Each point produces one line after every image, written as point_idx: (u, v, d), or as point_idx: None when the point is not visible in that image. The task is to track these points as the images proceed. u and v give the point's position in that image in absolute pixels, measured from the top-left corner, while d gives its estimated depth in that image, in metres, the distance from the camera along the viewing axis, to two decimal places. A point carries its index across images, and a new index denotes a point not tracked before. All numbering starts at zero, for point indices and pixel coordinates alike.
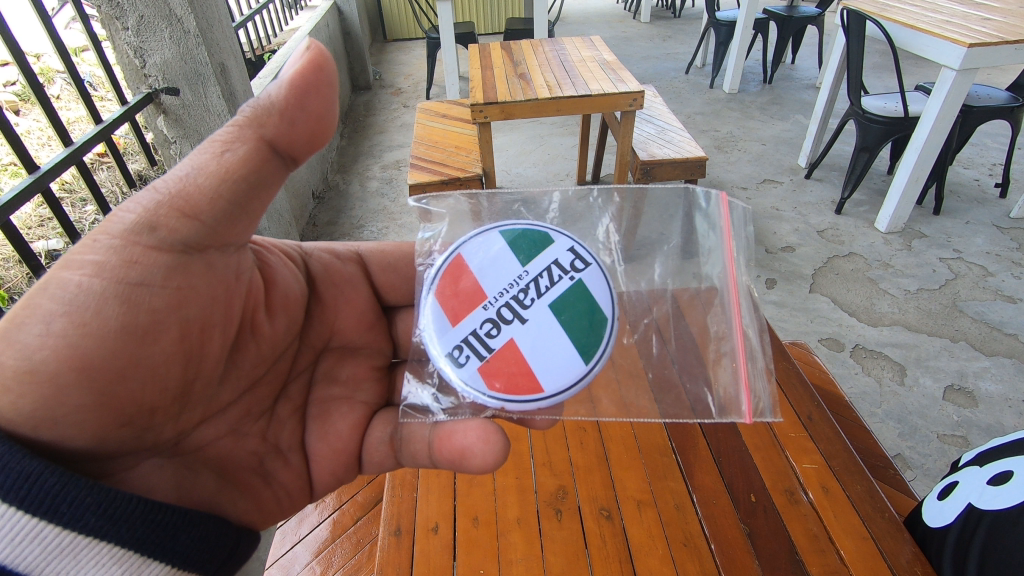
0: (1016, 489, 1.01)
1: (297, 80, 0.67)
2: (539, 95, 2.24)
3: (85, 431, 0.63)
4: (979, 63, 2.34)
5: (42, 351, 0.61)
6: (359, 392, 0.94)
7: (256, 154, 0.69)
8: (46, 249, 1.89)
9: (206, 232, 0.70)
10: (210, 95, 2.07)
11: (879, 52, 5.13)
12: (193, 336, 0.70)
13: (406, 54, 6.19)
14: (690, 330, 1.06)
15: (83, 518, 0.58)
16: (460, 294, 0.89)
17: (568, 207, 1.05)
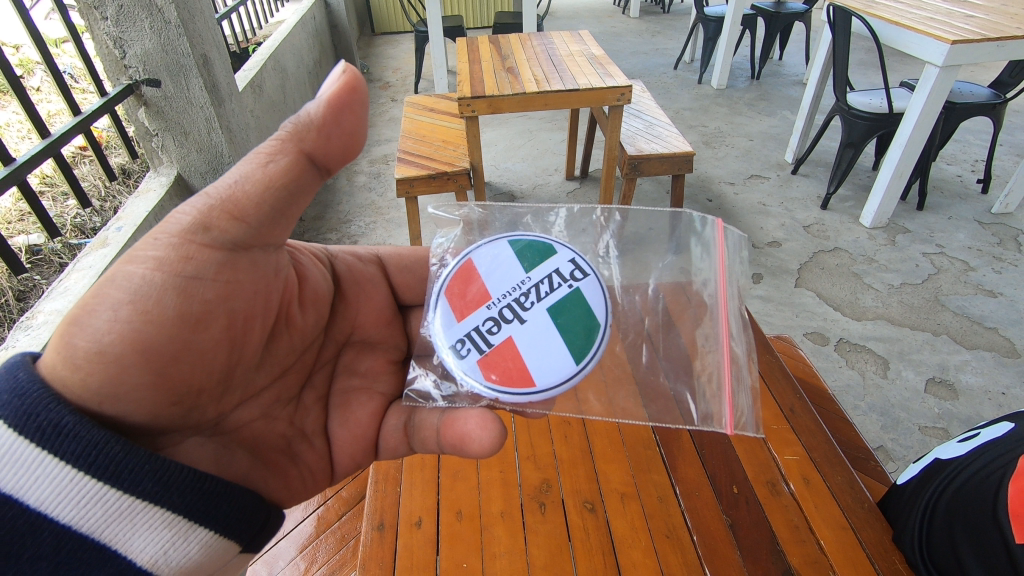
0: (978, 442, 1.08)
1: (334, 100, 0.64)
2: (527, 89, 2.22)
3: (142, 408, 0.63)
4: (961, 59, 2.36)
5: (110, 335, 0.61)
6: (378, 383, 0.93)
7: (294, 168, 0.66)
8: (26, 244, 1.82)
9: (251, 234, 0.69)
10: (193, 87, 1.98)
11: (865, 49, 5.17)
12: (239, 325, 0.71)
13: (394, 47, 6.14)
14: (679, 341, 1.02)
15: (137, 482, 0.59)
16: (465, 294, 0.90)
17: (574, 221, 1.08)
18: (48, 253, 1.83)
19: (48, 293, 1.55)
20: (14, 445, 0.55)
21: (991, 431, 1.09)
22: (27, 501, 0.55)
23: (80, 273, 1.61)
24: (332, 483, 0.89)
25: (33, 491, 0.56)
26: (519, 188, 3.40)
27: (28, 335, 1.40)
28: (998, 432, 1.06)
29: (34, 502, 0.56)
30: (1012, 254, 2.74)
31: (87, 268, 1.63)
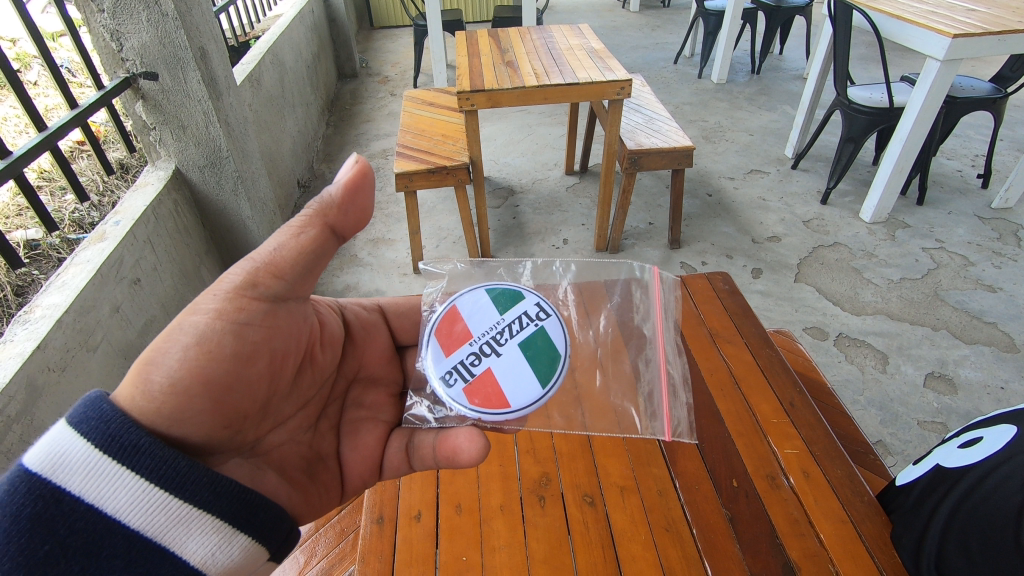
0: (985, 449, 1.00)
1: (349, 182, 0.77)
2: (526, 83, 2.21)
3: (200, 429, 0.66)
4: (963, 53, 2.34)
5: (178, 370, 0.65)
6: (382, 412, 0.95)
7: (321, 239, 0.76)
8: (24, 239, 1.81)
9: (288, 288, 0.76)
10: (189, 80, 1.95)
11: (866, 44, 5.15)
12: (279, 362, 0.77)
13: (393, 41, 6.11)
14: (625, 367, 1.09)
15: (196, 491, 0.61)
16: (450, 333, 0.92)
17: (538, 273, 1.16)
18: (47, 248, 1.82)
19: (46, 287, 1.54)
20: (96, 459, 0.57)
21: (995, 436, 1.00)
22: (105, 509, 0.57)
23: (79, 267, 1.61)
24: (342, 501, 0.87)
25: (110, 500, 0.57)
26: (519, 183, 3.39)
27: (26, 329, 1.40)
28: (1004, 438, 0.97)
29: (111, 510, 0.57)
30: (1012, 249, 2.74)
31: (85, 262, 1.63)
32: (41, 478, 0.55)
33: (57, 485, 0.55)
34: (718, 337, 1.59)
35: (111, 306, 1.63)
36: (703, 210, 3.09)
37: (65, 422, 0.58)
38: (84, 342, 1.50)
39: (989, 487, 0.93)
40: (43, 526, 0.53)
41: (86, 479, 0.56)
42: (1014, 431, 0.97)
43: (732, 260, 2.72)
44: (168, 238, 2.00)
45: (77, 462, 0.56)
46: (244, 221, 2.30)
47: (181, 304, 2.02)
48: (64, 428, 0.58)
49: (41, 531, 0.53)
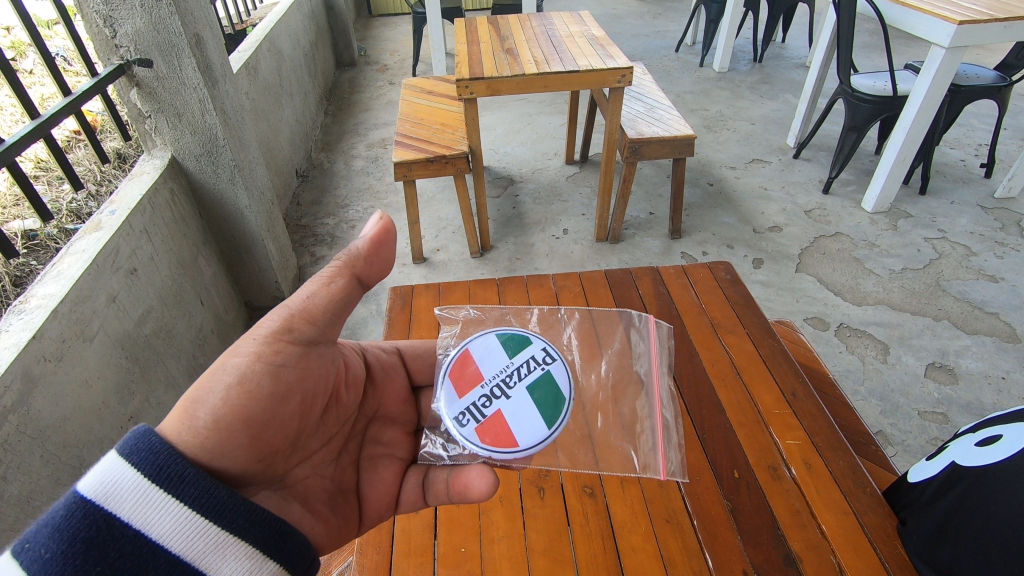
0: (1003, 448, 0.98)
1: (374, 239, 0.83)
2: (526, 70, 2.18)
3: (239, 463, 0.69)
4: (968, 40, 2.31)
5: (221, 407, 0.69)
6: (398, 449, 0.96)
7: (349, 288, 0.82)
8: (22, 230, 1.79)
9: (319, 333, 0.81)
10: (185, 67, 1.92)
11: (869, 31, 5.10)
12: (312, 402, 0.80)
13: (392, 29, 6.05)
14: (623, 410, 1.14)
15: (233, 519, 0.62)
16: (462, 373, 0.97)
17: (544, 319, 1.31)
18: (46, 238, 1.80)
19: (42, 277, 1.53)
20: (145, 487, 0.58)
21: (1016, 435, 0.98)
22: (150, 534, 0.57)
23: (74, 257, 1.59)
24: (359, 533, 0.88)
25: (156, 525, 0.57)
26: (519, 172, 3.37)
27: (21, 319, 1.39)
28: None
29: (156, 536, 0.57)
30: (1015, 239, 2.72)
31: (80, 252, 1.61)
32: (94, 505, 0.55)
33: (108, 511, 0.56)
34: (720, 327, 1.58)
35: (107, 296, 1.62)
36: (704, 199, 3.07)
37: (115, 453, 0.59)
38: (80, 332, 1.49)
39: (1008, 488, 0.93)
40: (96, 550, 0.54)
41: (135, 506, 0.57)
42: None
43: (733, 250, 2.70)
44: (166, 230, 1.98)
45: (127, 490, 0.57)
46: (241, 212, 2.28)
47: (179, 295, 2.01)
48: (115, 459, 0.58)
49: (92, 554, 0.53)
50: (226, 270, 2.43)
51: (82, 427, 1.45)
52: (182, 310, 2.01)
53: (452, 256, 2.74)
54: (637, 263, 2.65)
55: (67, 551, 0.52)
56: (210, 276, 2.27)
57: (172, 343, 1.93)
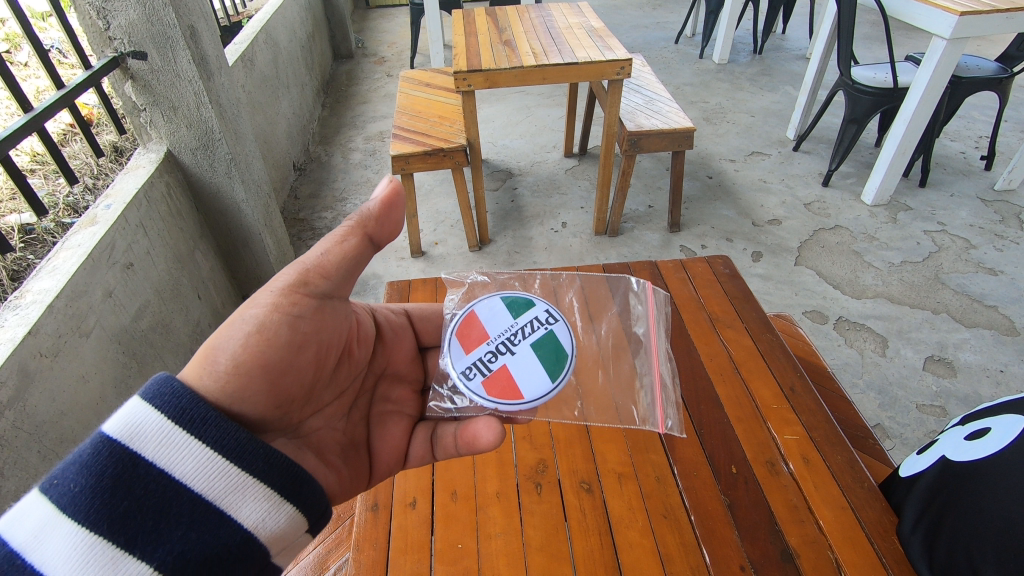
0: (995, 440, 1.00)
1: (385, 200, 0.82)
2: (524, 63, 2.16)
3: (257, 408, 0.71)
4: (969, 32, 2.29)
5: (239, 353, 0.71)
6: (407, 406, 1.00)
7: (362, 247, 0.81)
8: (18, 224, 1.77)
9: (334, 289, 0.82)
10: (179, 59, 1.89)
11: (870, 22, 5.06)
12: (326, 354, 0.82)
13: (389, 21, 6.00)
14: (625, 369, 1.25)
15: (253, 461, 0.63)
16: (469, 334, 1.02)
17: (545, 285, 1.43)
18: (42, 232, 1.78)
19: (37, 271, 1.52)
20: (168, 428, 0.59)
21: (1005, 427, 1.00)
22: (173, 474, 0.58)
23: (69, 252, 1.58)
24: (369, 486, 0.91)
25: (178, 466, 0.59)
26: (517, 165, 3.35)
27: (16, 313, 1.38)
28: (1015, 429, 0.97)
29: (178, 475, 0.58)
30: (1014, 232, 2.71)
31: (76, 247, 1.60)
32: (118, 443, 0.57)
33: (131, 450, 0.57)
34: (718, 322, 1.57)
35: (104, 291, 1.61)
36: (703, 192, 3.05)
37: (139, 396, 0.61)
38: (76, 327, 1.48)
39: (1000, 478, 0.93)
40: (123, 487, 0.55)
41: (158, 445, 0.58)
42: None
43: (732, 244, 2.69)
44: (162, 224, 1.96)
45: (151, 430, 0.59)
46: (238, 205, 2.26)
47: (176, 290, 2.00)
48: (138, 401, 0.60)
49: (117, 489, 0.55)
50: (223, 264, 2.42)
51: (79, 422, 1.44)
52: (180, 305, 2.01)
53: (451, 249, 2.73)
54: (636, 256, 2.64)
55: (93, 486, 0.55)
56: (207, 270, 2.26)
57: (169, 338, 1.93)
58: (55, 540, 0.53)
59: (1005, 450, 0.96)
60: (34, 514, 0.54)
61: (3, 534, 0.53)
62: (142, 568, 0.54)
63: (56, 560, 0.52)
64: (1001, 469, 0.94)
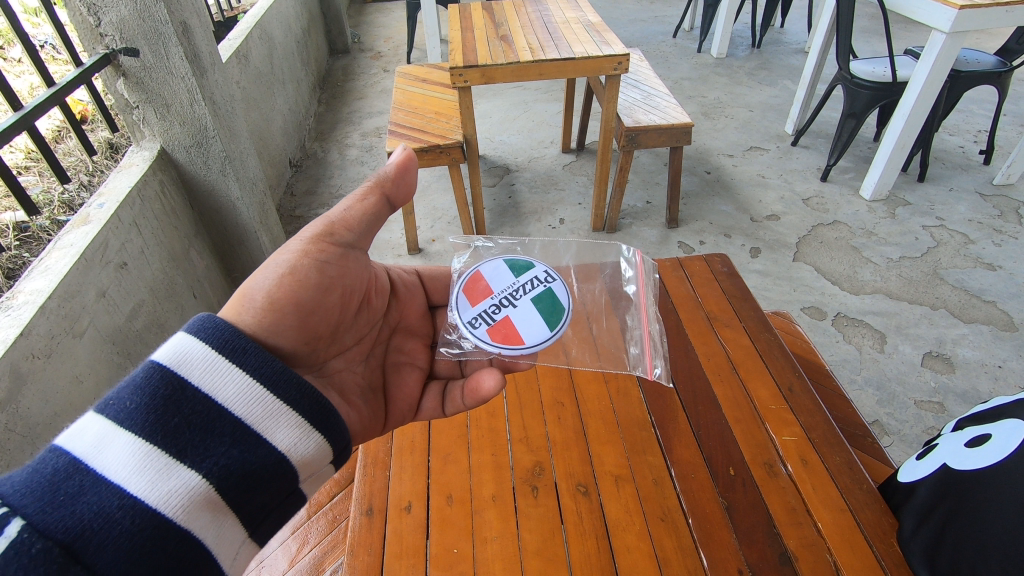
0: (994, 450, 0.98)
1: (399, 163, 0.93)
2: (521, 58, 2.14)
3: (288, 341, 0.80)
4: (968, 26, 2.28)
5: (274, 291, 0.79)
6: (418, 359, 1.07)
7: (378, 204, 0.92)
8: (12, 221, 1.74)
9: (355, 241, 0.91)
10: (172, 57, 1.87)
11: (869, 16, 5.03)
12: (350, 298, 0.91)
13: (385, 16, 5.95)
14: (619, 321, 1.37)
15: (287, 390, 0.70)
16: (474, 288, 1.11)
17: (543, 246, 1.53)
18: (38, 230, 1.75)
19: (29, 272, 1.50)
20: (212, 357, 0.66)
21: (1006, 434, 0.99)
22: (216, 399, 0.65)
23: (61, 251, 1.57)
24: (384, 431, 0.97)
25: (221, 391, 0.65)
26: (515, 161, 3.33)
27: (8, 315, 1.36)
28: (1015, 439, 0.96)
29: (221, 400, 0.65)
30: (1013, 227, 2.70)
31: (67, 247, 1.58)
32: (168, 369, 0.63)
33: (180, 375, 0.63)
34: (716, 321, 1.56)
35: (97, 291, 1.60)
36: (702, 187, 3.04)
37: (184, 330, 0.68)
38: (69, 328, 1.47)
39: (998, 491, 0.92)
40: (173, 405, 0.61)
41: (204, 371, 0.65)
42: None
43: (731, 239, 2.68)
44: (156, 222, 1.95)
45: (197, 358, 0.65)
46: (233, 203, 2.25)
47: (171, 288, 1.99)
48: (185, 334, 0.67)
49: (168, 407, 0.61)
50: (219, 262, 2.41)
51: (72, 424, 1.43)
52: (175, 303, 1.99)
53: (448, 246, 2.71)
54: None
55: (148, 404, 0.60)
56: (203, 268, 2.25)
57: (164, 337, 1.91)
58: (113, 449, 0.57)
59: (1005, 461, 0.95)
60: (91, 429, 0.58)
61: (63, 445, 0.56)
62: (192, 476, 0.59)
63: (116, 465, 0.56)
64: (1001, 481, 0.93)
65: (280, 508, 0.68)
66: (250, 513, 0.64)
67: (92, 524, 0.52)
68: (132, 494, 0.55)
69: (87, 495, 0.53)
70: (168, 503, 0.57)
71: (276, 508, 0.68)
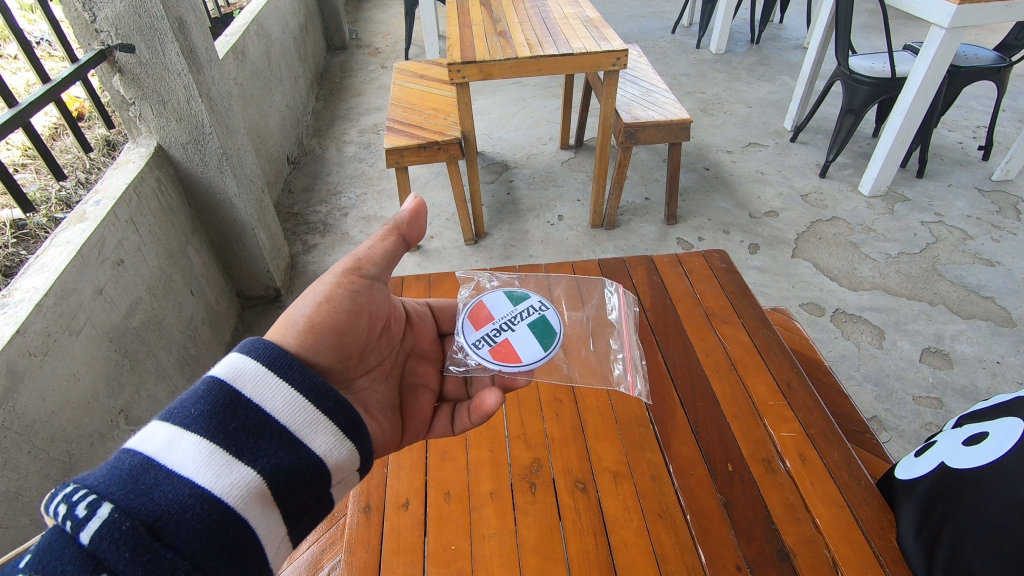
0: (992, 447, 0.99)
1: (412, 210, 0.94)
2: (518, 54, 2.13)
3: (325, 361, 0.81)
4: (967, 20, 2.27)
5: (311, 316, 0.81)
6: (430, 381, 1.06)
7: (399, 242, 0.93)
8: (10, 219, 1.73)
9: (381, 272, 0.92)
10: (167, 52, 1.86)
11: (868, 11, 5.02)
12: (376, 323, 0.92)
13: (384, 12, 5.94)
14: (602, 343, 1.36)
15: (325, 401, 0.70)
16: (476, 315, 1.12)
17: (531, 281, 1.56)
18: (35, 228, 1.74)
19: (25, 269, 1.49)
20: (264, 372, 0.67)
21: (1003, 432, 0.99)
22: (266, 408, 0.65)
23: (58, 248, 1.56)
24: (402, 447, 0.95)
25: (270, 400, 0.66)
26: (513, 158, 3.33)
27: (5, 312, 1.35)
28: (1013, 436, 0.96)
29: (270, 410, 0.65)
30: (1011, 223, 2.70)
31: (65, 244, 1.58)
32: (226, 382, 0.64)
33: (234, 388, 0.65)
34: (714, 317, 1.56)
35: (94, 288, 1.59)
36: (700, 183, 3.04)
37: (238, 350, 0.69)
38: (66, 326, 1.46)
39: (998, 487, 0.92)
40: (231, 411, 0.62)
41: (256, 385, 0.66)
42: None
43: (729, 235, 2.68)
44: (153, 219, 1.94)
45: (250, 373, 0.66)
46: (231, 200, 2.24)
47: (168, 286, 1.98)
48: (238, 353, 0.68)
49: (227, 413, 0.62)
50: (216, 260, 2.40)
51: (70, 421, 1.43)
52: (172, 301, 1.98)
53: (446, 243, 2.71)
54: (632, 249, 2.63)
55: (209, 412, 0.61)
56: (200, 266, 2.24)
57: (162, 335, 1.91)
58: (183, 447, 0.58)
59: (1002, 459, 0.95)
60: (159, 432, 0.59)
61: (134, 447, 0.57)
62: (250, 472, 0.60)
63: (185, 460, 0.57)
64: (1000, 476, 0.93)
65: (314, 511, 0.67)
66: (291, 509, 0.64)
67: (169, 508, 0.53)
68: (202, 485, 0.56)
69: (162, 484, 0.55)
70: (231, 493, 0.57)
71: (315, 506, 0.67)
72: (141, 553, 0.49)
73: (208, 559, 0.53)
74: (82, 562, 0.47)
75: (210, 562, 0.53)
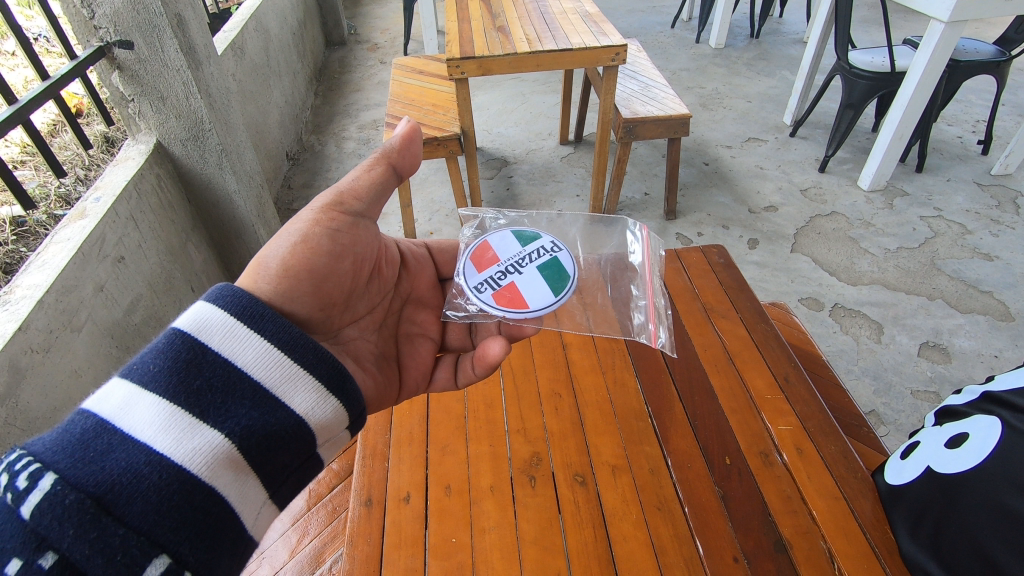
0: (974, 451, 1.03)
1: (406, 135, 0.94)
2: (518, 49, 2.13)
3: (304, 307, 0.81)
4: (967, 15, 2.27)
5: (288, 257, 0.81)
6: (430, 330, 1.09)
7: (386, 172, 0.93)
8: (10, 216, 1.74)
9: (364, 209, 0.92)
10: (166, 49, 1.86)
11: (868, 5, 5.01)
12: (362, 267, 0.93)
13: (382, 7, 5.91)
14: (623, 290, 1.39)
15: (304, 354, 0.71)
16: (482, 257, 1.15)
17: (552, 221, 1.55)
18: (36, 225, 1.74)
19: (26, 266, 1.50)
20: (232, 323, 0.68)
21: (983, 433, 1.04)
22: (236, 362, 0.66)
23: (58, 246, 1.57)
24: (398, 399, 0.98)
25: (240, 355, 0.67)
26: (512, 153, 3.33)
27: (6, 309, 1.36)
28: (993, 437, 1.01)
29: (240, 364, 0.66)
30: (1010, 217, 2.71)
31: (65, 241, 1.58)
32: (189, 335, 0.65)
33: (200, 341, 0.65)
34: (712, 312, 1.57)
35: (95, 285, 1.60)
36: (700, 179, 3.04)
37: (204, 299, 0.70)
38: (67, 323, 1.47)
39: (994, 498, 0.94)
40: (194, 367, 0.63)
41: (224, 337, 0.67)
42: (1002, 429, 1.01)
43: (728, 231, 2.68)
44: (153, 216, 1.94)
45: (216, 325, 0.67)
46: (231, 196, 2.25)
47: (169, 282, 1.99)
48: (204, 303, 0.69)
49: (190, 369, 0.63)
50: (216, 256, 2.40)
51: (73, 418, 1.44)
52: (173, 297, 1.99)
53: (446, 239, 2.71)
54: None
55: (170, 366, 0.62)
56: (200, 262, 2.25)
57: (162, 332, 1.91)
58: (141, 411, 0.59)
59: (984, 463, 0.99)
60: (117, 392, 0.60)
61: (91, 408, 0.58)
62: (216, 435, 0.61)
63: (142, 424, 0.58)
64: (986, 482, 0.97)
65: (298, 473, 0.69)
66: (271, 475, 0.65)
67: (121, 479, 0.54)
68: (159, 451, 0.57)
69: (115, 452, 0.55)
70: (193, 460, 0.58)
71: (296, 471, 0.69)
72: (87, 529, 0.49)
73: (167, 533, 0.54)
74: (23, 538, 0.48)
75: (170, 536, 0.54)
